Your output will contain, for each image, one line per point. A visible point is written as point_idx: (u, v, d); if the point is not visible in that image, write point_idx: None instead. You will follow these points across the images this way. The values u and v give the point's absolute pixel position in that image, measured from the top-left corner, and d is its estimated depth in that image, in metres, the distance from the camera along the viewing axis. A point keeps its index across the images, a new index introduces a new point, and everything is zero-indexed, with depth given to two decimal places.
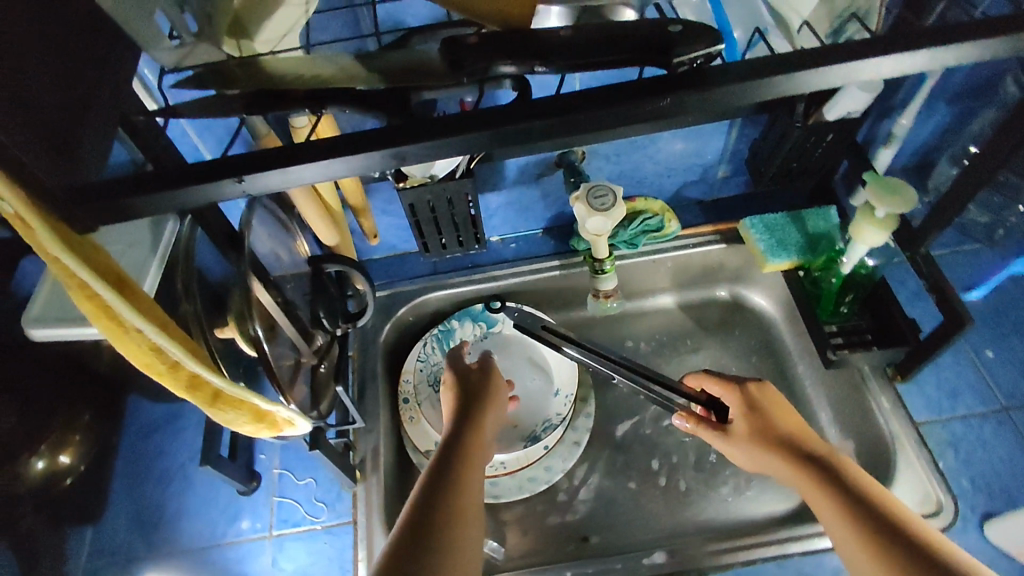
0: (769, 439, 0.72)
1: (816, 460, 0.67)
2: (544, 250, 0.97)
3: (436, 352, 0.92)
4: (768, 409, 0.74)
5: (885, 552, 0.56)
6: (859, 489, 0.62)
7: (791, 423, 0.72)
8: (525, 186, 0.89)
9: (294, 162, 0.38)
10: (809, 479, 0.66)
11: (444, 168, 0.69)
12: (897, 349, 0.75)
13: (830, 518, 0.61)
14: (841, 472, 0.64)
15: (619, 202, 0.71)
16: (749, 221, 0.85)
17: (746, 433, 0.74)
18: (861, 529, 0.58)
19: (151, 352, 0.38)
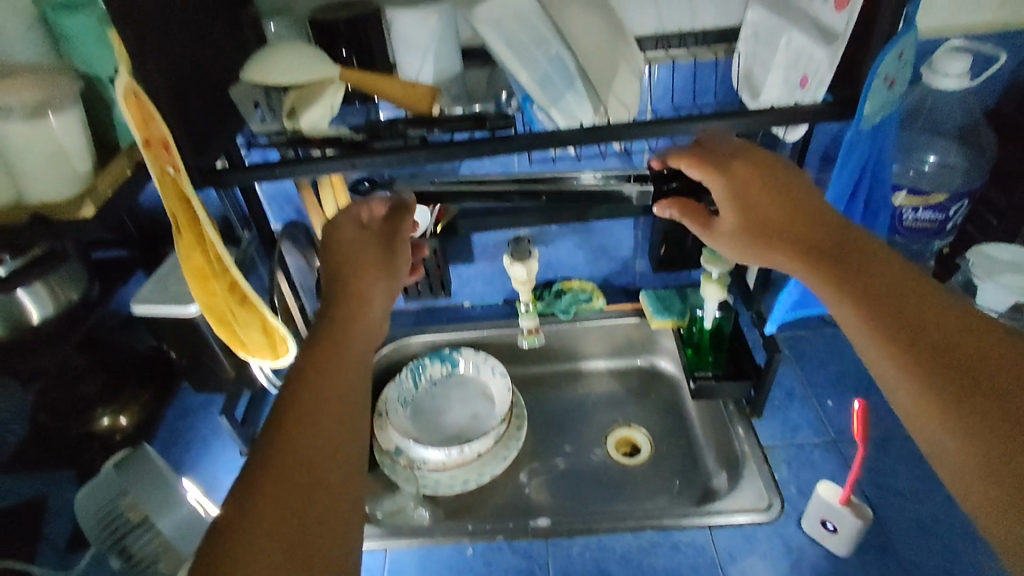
0: (755, 232, 0.69)
1: (822, 247, 0.64)
2: (501, 314, 1.26)
3: (408, 380, 1.18)
4: (789, 207, 0.68)
5: (897, 336, 0.57)
6: (866, 274, 0.62)
7: (791, 212, 0.67)
8: (486, 261, 1.22)
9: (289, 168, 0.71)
10: (813, 265, 0.64)
11: (416, 226, 1.04)
12: (743, 383, 0.98)
13: (838, 309, 0.62)
14: (849, 262, 0.63)
15: (533, 257, 1.02)
16: (646, 294, 1.14)
17: (732, 226, 0.71)
18: (877, 320, 0.58)
19: (216, 263, 0.73)
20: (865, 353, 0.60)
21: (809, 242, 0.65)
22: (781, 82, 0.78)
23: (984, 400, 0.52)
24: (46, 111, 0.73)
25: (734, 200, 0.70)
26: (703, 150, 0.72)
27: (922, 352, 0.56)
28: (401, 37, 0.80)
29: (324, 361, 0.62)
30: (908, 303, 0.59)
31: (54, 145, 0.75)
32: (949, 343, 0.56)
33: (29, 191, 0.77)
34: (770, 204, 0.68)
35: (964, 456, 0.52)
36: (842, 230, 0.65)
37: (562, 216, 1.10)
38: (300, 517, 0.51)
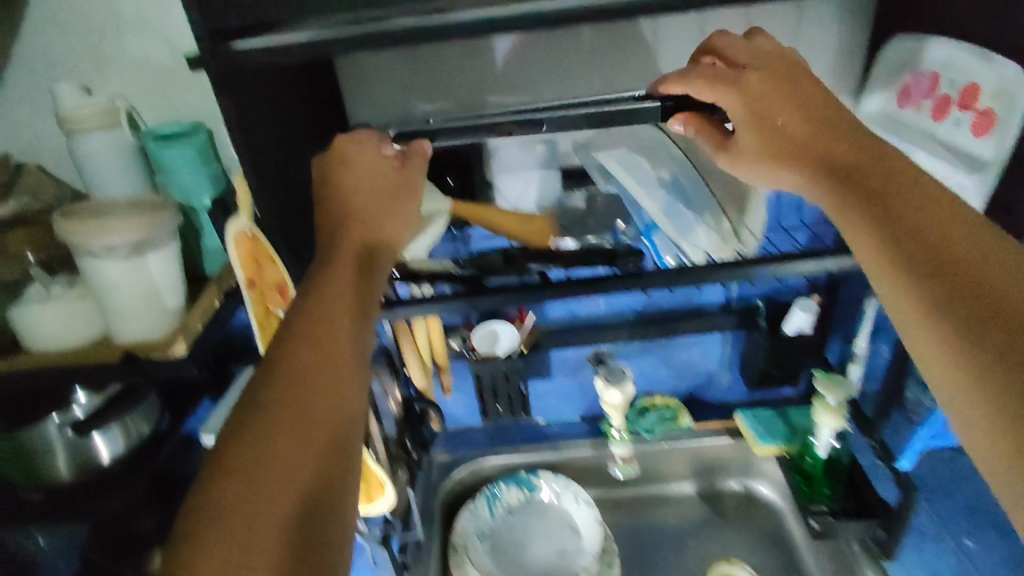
0: (785, 151, 0.60)
1: (852, 180, 0.56)
2: (579, 432, 1.18)
3: (485, 509, 1.09)
4: (843, 134, 0.59)
5: (928, 301, 0.48)
6: (917, 223, 0.52)
7: (820, 137, 0.59)
8: (565, 376, 1.16)
9: (403, 307, 0.67)
10: (841, 199, 0.56)
11: (501, 346, 0.98)
12: (869, 521, 0.90)
13: (856, 235, 0.55)
14: (877, 191, 0.55)
15: (628, 379, 0.96)
16: (743, 413, 1.07)
17: (755, 145, 0.62)
18: (926, 274, 0.49)
19: None
20: (883, 269, 0.52)
21: (854, 191, 0.56)
22: None
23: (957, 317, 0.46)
24: (145, 252, 0.71)
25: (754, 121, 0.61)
26: (707, 76, 0.63)
27: (952, 284, 0.48)
28: (504, 163, 0.80)
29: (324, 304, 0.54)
30: (935, 268, 0.49)
31: (148, 286, 0.72)
32: (980, 274, 0.48)
33: (118, 331, 0.73)
34: (798, 131, 0.60)
35: (977, 405, 0.44)
36: (886, 149, 0.58)
37: (651, 332, 1.04)
38: (272, 486, 0.44)
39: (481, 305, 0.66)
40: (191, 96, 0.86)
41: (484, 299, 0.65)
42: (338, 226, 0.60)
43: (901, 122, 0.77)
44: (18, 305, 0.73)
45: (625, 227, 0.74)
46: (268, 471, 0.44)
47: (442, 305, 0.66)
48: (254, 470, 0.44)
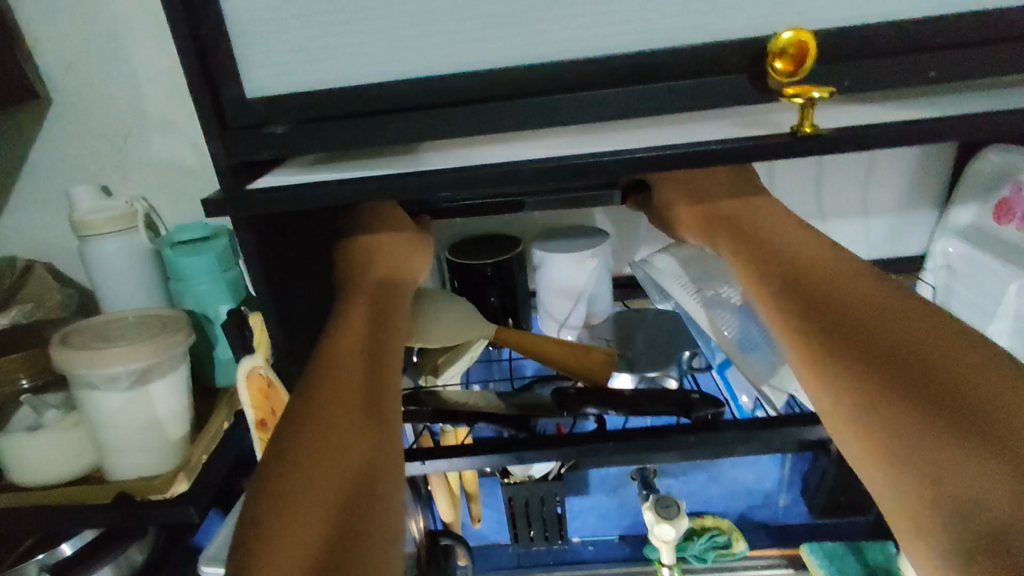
0: (720, 229, 0.55)
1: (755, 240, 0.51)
2: (618, 556, 1.05)
3: None
4: (749, 204, 0.55)
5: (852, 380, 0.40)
6: (833, 291, 0.45)
7: (773, 214, 0.53)
8: (604, 492, 1.04)
9: (436, 456, 0.57)
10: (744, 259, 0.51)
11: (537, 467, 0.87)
12: None
13: (756, 296, 0.49)
14: (772, 251, 0.49)
15: (682, 513, 0.84)
16: (810, 546, 0.93)
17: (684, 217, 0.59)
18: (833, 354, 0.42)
19: None
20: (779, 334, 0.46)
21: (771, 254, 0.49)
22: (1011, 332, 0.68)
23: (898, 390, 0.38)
24: (150, 380, 0.64)
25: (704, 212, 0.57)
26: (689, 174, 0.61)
27: (857, 350, 0.41)
28: (552, 279, 0.72)
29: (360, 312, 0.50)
30: (863, 333, 0.41)
31: (149, 416, 0.65)
32: (888, 337, 0.41)
33: (113, 465, 0.65)
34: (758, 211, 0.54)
35: (895, 482, 0.37)
36: (776, 214, 0.53)
37: None
38: (284, 515, 0.37)
39: (533, 458, 0.57)
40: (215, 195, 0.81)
41: (537, 451, 0.56)
42: (363, 272, 0.53)
43: (1003, 240, 0.69)
44: (3, 435, 0.65)
45: (692, 357, 0.65)
46: (324, 469, 0.40)
47: (486, 457, 0.57)
48: (305, 477, 0.39)
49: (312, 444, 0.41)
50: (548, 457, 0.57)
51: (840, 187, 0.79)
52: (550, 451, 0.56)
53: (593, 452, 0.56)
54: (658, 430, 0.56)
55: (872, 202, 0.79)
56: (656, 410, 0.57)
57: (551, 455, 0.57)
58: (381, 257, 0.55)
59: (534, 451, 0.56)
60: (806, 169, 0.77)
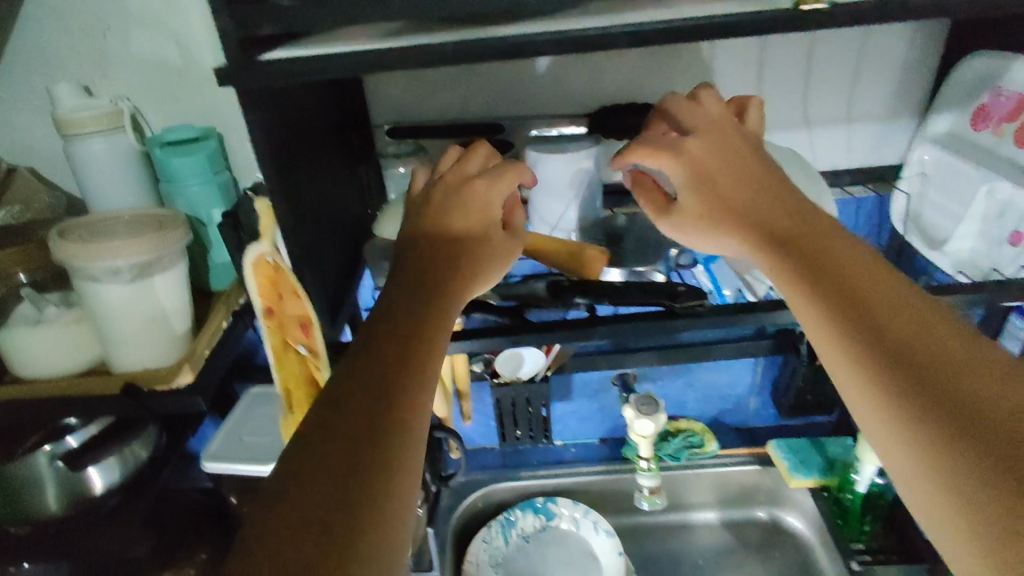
0: (726, 219, 0.57)
1: (807, 262, 0.52)
2: (600, 457, 1.13)
3: (499, 537, 1.04)
4: (784, 208, 0.57)
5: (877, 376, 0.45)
6: (852, 291, 0.49)
7: (752, 196, 0.57)
8: (586, 397, 1.10)
9: None
10: (791, 278, 0.52)
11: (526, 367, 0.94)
12: (916, 565, 0.85)
13: (800, 303, 0.51)
14: (835, 274, 0.51)
15: (660, 409, 0.90)
16: (776, 442, 1.01)
17: (699, 215, 0.59)
18: (861, 359, 0.46)
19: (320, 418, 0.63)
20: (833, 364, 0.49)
21: (788, 269, 0.53)
22: (977, 234, 0.73)
23: (934, 423, 0.41)
24: (152, 273, 0.65)
25: (697, 186, 0.58)
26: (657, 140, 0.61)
27: (878, 351, 0.45)
28: (543, 180, 0.73)
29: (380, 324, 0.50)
30: (869, 345, 0.46)
31: (152, 310, 0.66)
32: (902, 337, 0.45)
33: (119, 357, 0.67)
34: (739, 198, 0.57)
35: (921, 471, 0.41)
36: (838, 239, 0.54)
37: (681, 356, 0.99)
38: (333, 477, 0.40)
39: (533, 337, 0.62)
40: (201, 96, 0.80)
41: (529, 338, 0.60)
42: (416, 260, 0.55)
43: (977, 144, 0.74)
44: (7, 329, 0.66)
45: (678, 255, 0.70)
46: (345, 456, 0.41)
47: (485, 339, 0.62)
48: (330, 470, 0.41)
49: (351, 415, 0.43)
50: (538, 342, 0.60)
51: (826, 95, 0.80)
52: (539, 336, 0.59)
53: (581, 336, 0.59)
54: (642, 315, 0.60)
55: (856, 110, 0.82)
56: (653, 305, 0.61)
57: (540, 340, 0.60)
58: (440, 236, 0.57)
59: (526, 337, 0.59)
60: (794, 78, 0.79)
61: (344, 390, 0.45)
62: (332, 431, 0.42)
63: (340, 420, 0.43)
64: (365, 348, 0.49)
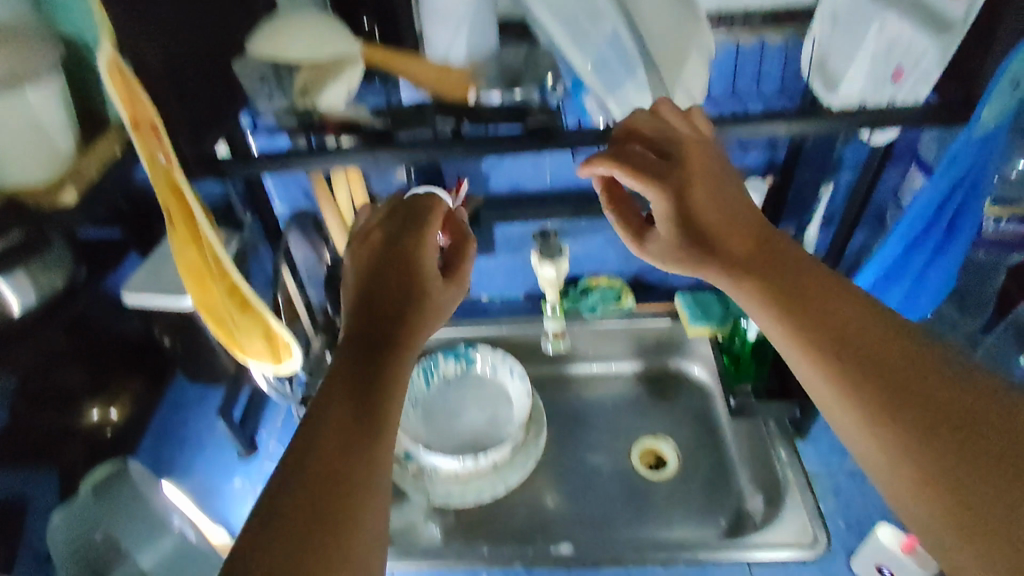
0: (689, 234, 0.66)
1: (768, 278, 0.63)
2: (523, 312, 1.19)
3: (420, 379, 1.10)
4: (731, 221, 0.66)
5: (851, 388, 0.56)
6: (821, 307, 0.60)
7: (737, 211, 0.67)
8: (509, 253, 1.13)
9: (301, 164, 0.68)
10: (757, 295, 0.63)
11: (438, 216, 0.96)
12: (790, 403, 0.92)
13: (786, 332, 0.61)
14: (797, 292, 0.61)
15: (563, 254, 0.93)
16: (683, 294, 1.05)
17: (671, 253, 0.69)
18: (799, 334, 0.60)
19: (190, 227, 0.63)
20: (801, 369, 0.60)
21: (753, 281, 0.63)
22: (866, 74, 0.72)
23: (904, 422, 0.53)
24: (23, 84, 0.64)
25: (673, 192, 0.65)
26: (636, 154, 0.66)
27: (838, 347, 0.58)
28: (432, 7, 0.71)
29: (387, 319, 0.60)
30: (844, 349, 0.57)
31: (25, 121, 0.66)
32: (861, 344, 0.57)
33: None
34: (715, 220, 0.66)
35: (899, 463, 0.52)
36: (789, 249, 0.65)
37: (594, 210, 1.01)
38: (328, 479, 0.49)
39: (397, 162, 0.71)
40: None
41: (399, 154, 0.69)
42: (402, 271, 0.64)
43: None
44: None
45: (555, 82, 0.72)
46: (334, 464, 0.50)
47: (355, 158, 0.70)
48: (335, 473, 0.49)
49: (348, 422, 0.52)
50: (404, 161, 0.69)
51: None
52: None
53: None
54: None
55: None
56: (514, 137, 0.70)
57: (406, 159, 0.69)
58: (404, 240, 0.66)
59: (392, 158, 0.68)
60: None
61: (340, 405, 0.53)
62: (336, 442, 0.51)
63: (339, 432, 0.51)
64: (388, 335, 0.59)
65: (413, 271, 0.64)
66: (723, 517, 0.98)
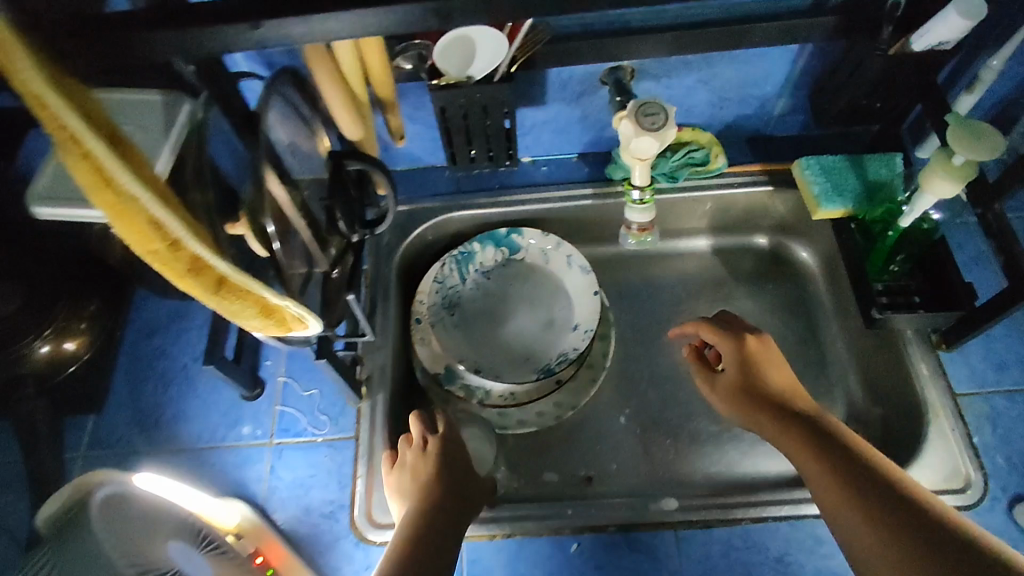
0: (756, 396, 0.71)
1: (812, 428, 0.65)
2: (579, 178, 0.90)
3: (454, 275, 0.88)
4: (793, 394, 0.71)
5: (896, 554, 0.53)
6: (861, 471, 0.59)
7: (791, 380, 0.72)
8: (564, 103, 0.82)
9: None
10: (801, 443, 0.64)
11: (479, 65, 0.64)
12: (950, 314, 0.71)
13: (836, 501, 0.59)
14: (852, 459, 0.61)
15: (670, 122, 0.63)
16: (805, 161, 0.78)
17: (735, 384, 0.74)
18: (853, 502, 0.57)
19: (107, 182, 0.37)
20: (838, 525, 0.58)
21: (820, 451, 0.63)
22: None
23: (918, 564, 0.51)
24: None
25: (742, 361, 0.74)
26: (720, 326, 0.77)
27: (876, 510, 0.56)
28: None
29: (441, 507, 0.63)
30: (876, 505, 0.56)
31: None
32: (895, 502, 0.56)
33: None
34: (781, 381, 0.72)
35: None
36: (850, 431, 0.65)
37: (703, 43, 0.69)
38: None
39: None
40: None
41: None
42: (437, 481, 0.65)
43: None
44: None
45: None
46: None
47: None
48: None
49: None
50: None
51: None
52: None
53: None
54: None
55: None
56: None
57: None
58: (448, 455, 0.68)
59: None
60: None
61: None
62: None
63: None
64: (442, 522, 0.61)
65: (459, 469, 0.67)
66: None
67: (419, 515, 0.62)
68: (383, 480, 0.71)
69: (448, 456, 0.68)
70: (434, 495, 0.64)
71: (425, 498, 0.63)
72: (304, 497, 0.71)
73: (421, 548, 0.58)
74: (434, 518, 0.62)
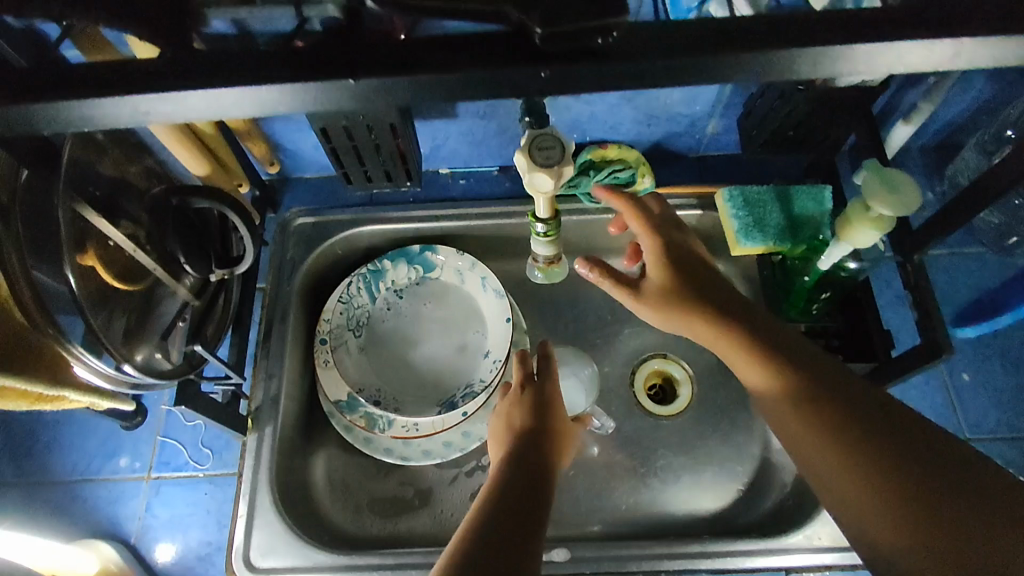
0: (681, 298, 0.59)
1: (753, 333, 0.56)
2: (496, 193, 0.86)
3: (362, 294, 0.82)
4: (716, 295, 0.59)
5: (874, 473, 0.46)
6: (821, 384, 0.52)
7: (712, 273, 0.60)
8: (476, 118, 0.76)
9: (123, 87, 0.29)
10: (745, 357, 0.56)
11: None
12: (863, 364, 0.68)
13: (801, 424, 0.51)
14: (809, 372, 0.53)
15: (569, 158, 0.58)
16: (728, 192, 0.73)
17: (661, 292, 0.61)
18: (814, 416, 0.50)
19: None
20: (794, 442, 0.52)
21: (778, 360, 0.54)
22: None
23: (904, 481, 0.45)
24: None
25: (663, 259, 0.61)
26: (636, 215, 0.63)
27: (843, 426, 0.49)
28: None
29: (530, 446, 0.59)
30: (848, 416, 0.49)
31: None
32: (861, 411, 0.49)
33: None
34: (702, 276, 0.60)
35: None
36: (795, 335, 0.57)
37: None
38: None
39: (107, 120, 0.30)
40: None
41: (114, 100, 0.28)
42: (526, 428, 0.61)
43: None
44: None
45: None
46: None
47: (46, 113, 0.29)
48: None
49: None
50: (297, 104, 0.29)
51: None
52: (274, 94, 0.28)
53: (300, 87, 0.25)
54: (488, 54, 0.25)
55: None
56: (435, 35, 0.29)
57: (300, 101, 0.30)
58: (554, 402, 0.64)
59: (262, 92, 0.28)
60: None
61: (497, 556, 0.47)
62: None
63: None
64: (536, 453, 0.59)
65: (549, 398, 0.64)
66: (743, 467, 0.79)
67: (508, 458, 0.58)
68: (266, 518, 0.67)
69: (553, 403, 0.64)
70: (524, 437, 0.60)
71: (517, 445, 0.59)
72: (180, 536, 0.68)
73: (512, 488, 0.54)
74: (523, 458, 0.58)
